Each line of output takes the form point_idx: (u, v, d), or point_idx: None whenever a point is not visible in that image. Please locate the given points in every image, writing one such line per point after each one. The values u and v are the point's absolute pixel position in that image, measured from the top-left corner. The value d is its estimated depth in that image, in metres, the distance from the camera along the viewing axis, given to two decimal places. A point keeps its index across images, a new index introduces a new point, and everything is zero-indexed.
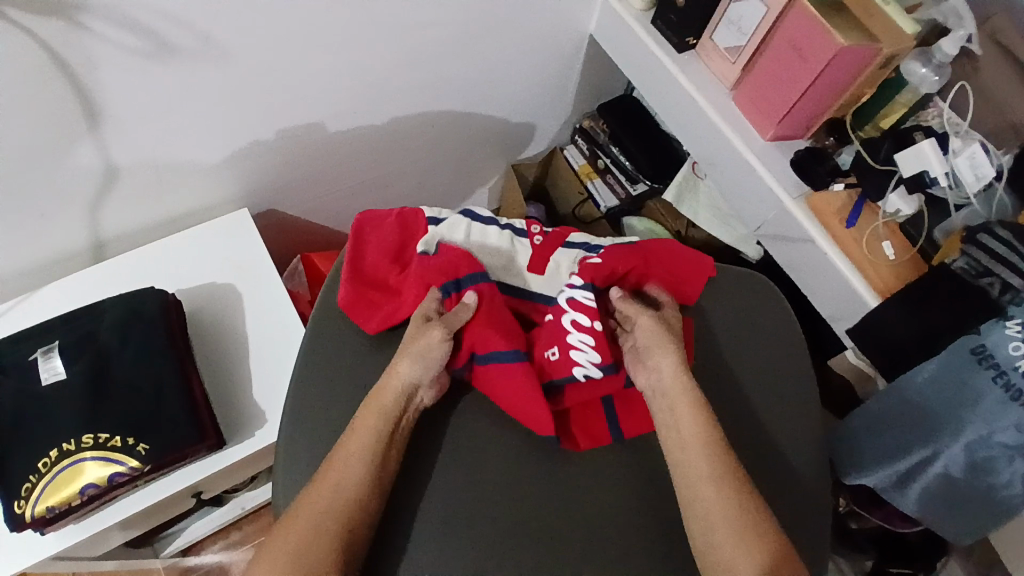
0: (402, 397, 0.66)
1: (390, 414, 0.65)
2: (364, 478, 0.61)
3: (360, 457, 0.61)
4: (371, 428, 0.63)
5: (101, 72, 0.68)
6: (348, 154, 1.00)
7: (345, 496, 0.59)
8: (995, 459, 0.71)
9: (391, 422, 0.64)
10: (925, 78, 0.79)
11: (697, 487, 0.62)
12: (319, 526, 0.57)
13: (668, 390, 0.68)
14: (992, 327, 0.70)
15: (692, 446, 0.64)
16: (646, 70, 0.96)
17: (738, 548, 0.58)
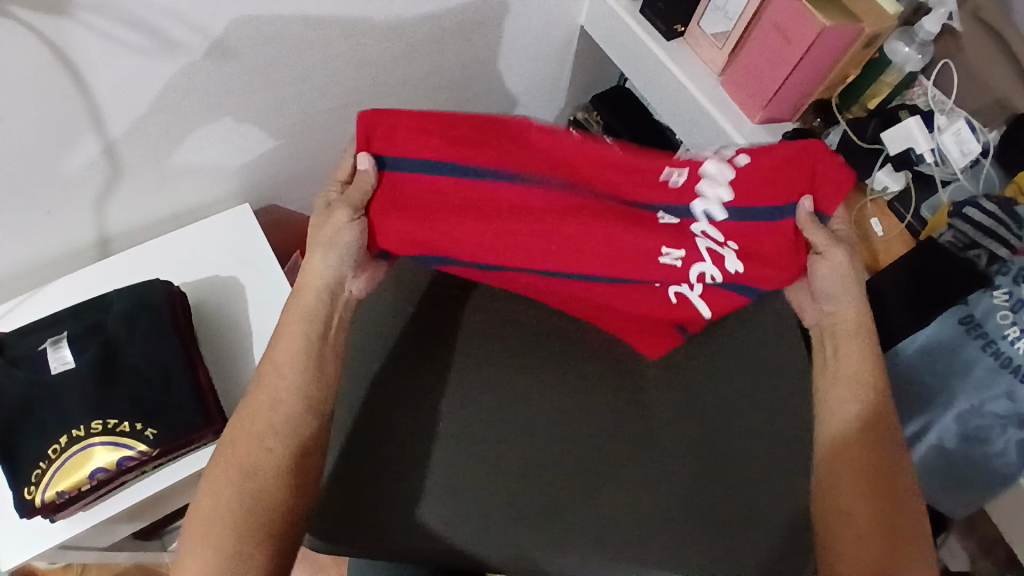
0: (324, 294, 0.68)
1: (313, 314, 0.68)
2: (298, 404, 0.64)
3: (294, 379, 0.64)
4: (301, 333, 0.66)
5: (105, 69, 0.70)
6: (347, 148, 1.03)
7: (283, 418, 0.63)
8: (988, 428, 0.73)
9: (319, 322, 0.68)
10: (910, 57, 0.81)
11: (836, 418, 0.66)
12: (254, 459, 0.61)
13: (839, 329, 0.70)
14: (980, 297, 0.73)
15: (844, 381, 0.68)
16: (636, 58, 0.98)
17: (865, 502, 0.61)
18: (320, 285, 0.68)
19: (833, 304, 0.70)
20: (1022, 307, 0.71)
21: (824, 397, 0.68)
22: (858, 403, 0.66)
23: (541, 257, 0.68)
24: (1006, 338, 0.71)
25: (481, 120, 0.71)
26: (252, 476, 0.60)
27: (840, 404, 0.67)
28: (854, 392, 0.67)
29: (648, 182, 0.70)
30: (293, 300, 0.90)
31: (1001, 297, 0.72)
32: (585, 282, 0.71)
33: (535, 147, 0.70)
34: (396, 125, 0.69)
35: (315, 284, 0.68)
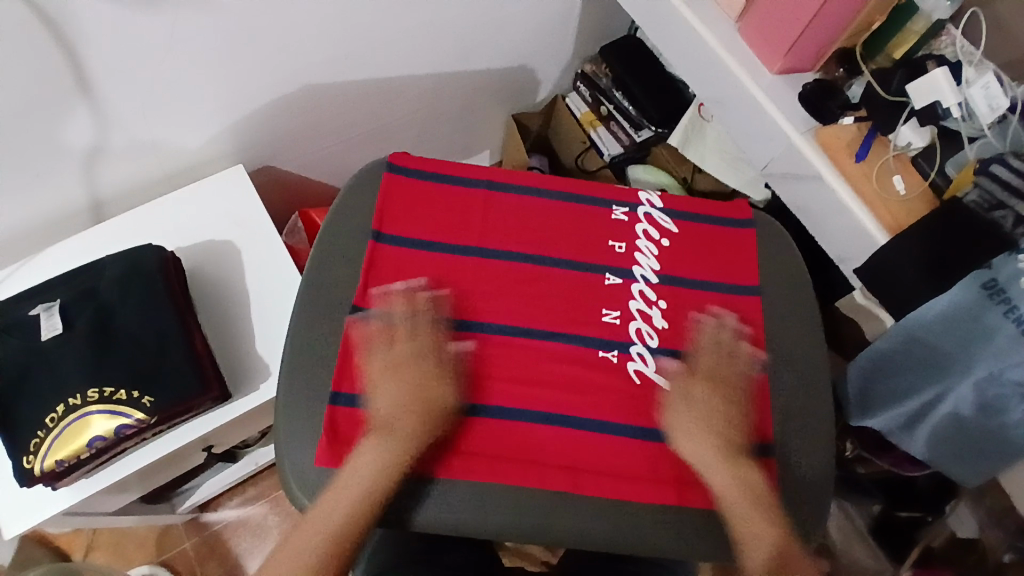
0: (434, 415, 0.68)
1: (400, 448, 0.65)
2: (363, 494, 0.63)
3: (365, 477, 0.64)
4: (383, 454, 0.65)
5: (84, 24, 0.66)
6: (344, 107, 0.99)
7: (345, 517, 0.62)
8: (1006, 398, 0.69)
9: (393, 455, 0.65)
10: (939, 4, 0.76)
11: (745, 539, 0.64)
12: (389, 471, 0.64)
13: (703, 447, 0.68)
14: (1005, 260, 0.69)
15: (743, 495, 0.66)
16: (648, 4, 0.93)
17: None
18: (439, 407, 0.68)
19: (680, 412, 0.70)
20: None
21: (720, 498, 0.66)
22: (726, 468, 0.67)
23: (510, 379, 0.71)
24: None
25: (479, 206, 0.79)
26: (371, 498, 0.64)
27: (729, 491, 0.66)
28: (699, 432, 0.69)
29: (594, 293, 0.76)
30: (291, 266, 0.88)
31: None
32: (524, 346, 0.73)
33: (510, 314, 0.74)
34: (399, 266, 0.75)
35: (438, 403, 0.68)
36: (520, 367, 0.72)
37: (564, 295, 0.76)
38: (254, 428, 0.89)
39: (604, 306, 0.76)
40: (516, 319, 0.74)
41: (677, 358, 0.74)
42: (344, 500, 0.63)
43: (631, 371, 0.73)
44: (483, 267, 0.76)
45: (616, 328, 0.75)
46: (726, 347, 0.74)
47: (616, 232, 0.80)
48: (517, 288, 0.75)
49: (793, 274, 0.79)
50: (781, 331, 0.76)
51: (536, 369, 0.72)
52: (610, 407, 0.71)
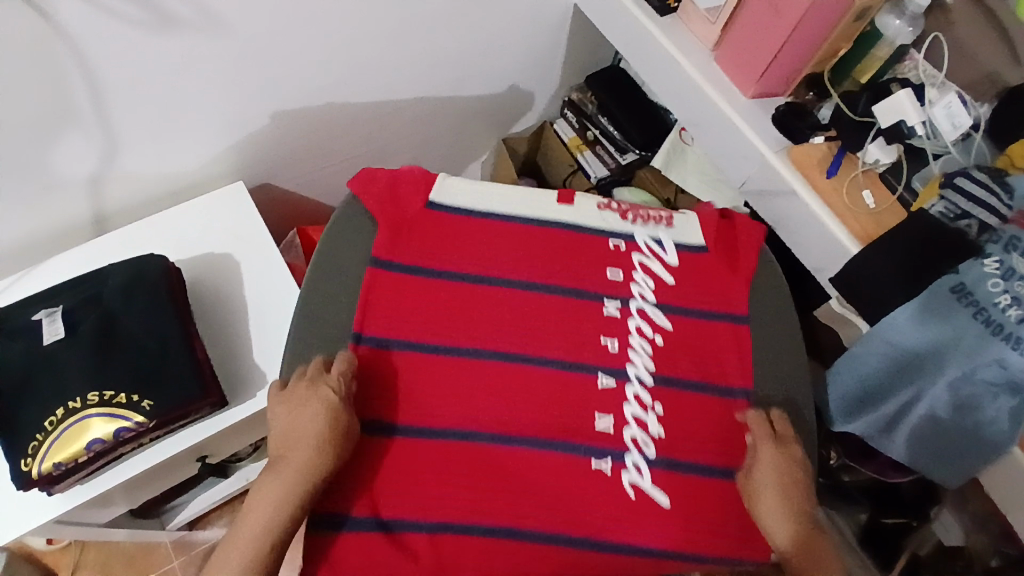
0: (325, 446, 0.66)
1: (308, 470, 0.65)
2: (279, 512, 0.63)
3: (276, 499, 0.64)
4: (292, 477, 0.65)
5: (101, 44, 0.70)
6: (341, 129, 1.03)
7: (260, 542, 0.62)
8: (980, 397, 0.73)
9: (304, 484, 0.65)
10: (902, 30, 0.82)
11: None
12: (304, 481, 0.65)
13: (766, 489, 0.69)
14: (971, 265, 0.72)
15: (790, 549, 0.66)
16: (630, 34, 0.98)
17: None
18: (325, 432, 0.66)
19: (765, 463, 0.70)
20: (1013, 275, 0.70)
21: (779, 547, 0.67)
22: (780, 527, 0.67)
23: (508, 405, 0.74)
24: (997, 305, 0.70)
25: (479, 231, 0.83)
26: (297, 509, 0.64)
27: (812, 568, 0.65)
28: (773, 500, 0.68)
29: (592, 321, 0.80)
30: (289, 277, 0.90)
31: (992, 265, 0.71)
32: (524, 372, 0.76)
33: (511, 343, 0.77)
34: (397, 286, 0.78)
35: (320, 428, 0.66)
36: (521, 391, 0.75)
37: (562, 323, 0.79)
38: (248, 438, 0.90)
39: (602, 333, 0.79)
40: (517, 347, 0.77)
41: (667, 385, 0.78)
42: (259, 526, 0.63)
43: (626, 394, 0.76)
44: (485, 295, 0.80)
45: (613, 353, 0.78)
46: (718, 376, 0.78)
47: (612, 261, 0.84)
48: (518, 317, 0.79)
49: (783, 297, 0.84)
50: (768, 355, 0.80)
51: (536, 394, 0.75)
52: (602, 433, 0.75)
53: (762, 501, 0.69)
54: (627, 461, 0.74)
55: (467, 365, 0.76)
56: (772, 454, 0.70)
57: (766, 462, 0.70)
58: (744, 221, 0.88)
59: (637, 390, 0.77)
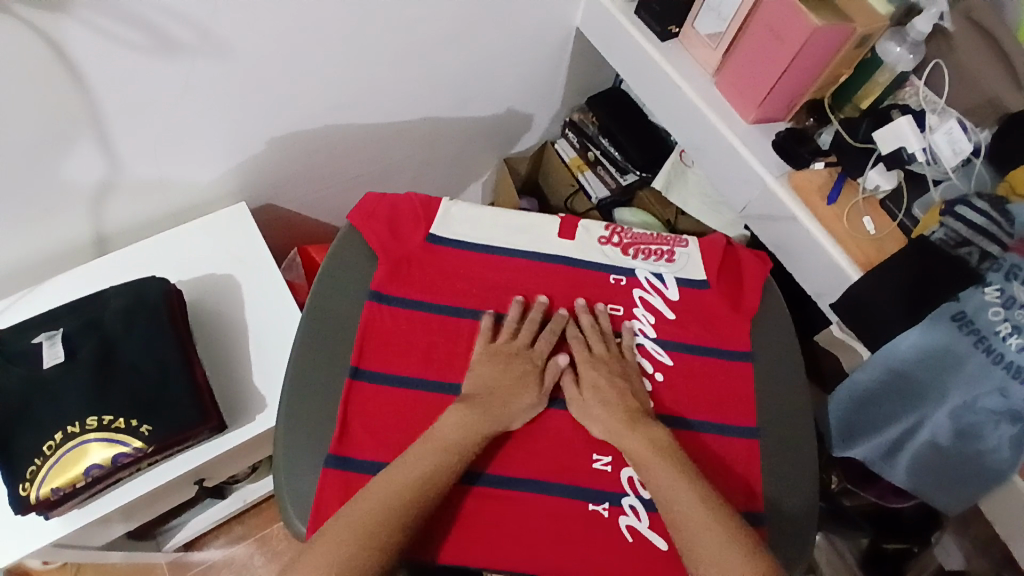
0: (509, 410, 0.72)
1: (500, 419, 0.71)
2: (438, 452, 0.67)
3: (452, 440, 0.68)
4: (458, 419, 0.70)
5: (104, 67, 0.70)
6: (343, 150, 1.03)
7: (422, 483, 0.65)
8: (981, 424, 0.72)
9: (479, 433, 0.70)
10: (902, 57, 0.82)
11: (673, 488, 0.66)
12: (483, 428, 0.70)
13: (605, 415, 0.73)
14: (971, 294, 0.73)
15: (650, 462, 0.69)
16: (631, 58, 0.99)
17: (725, 551, 0.61)
18: (508, 403, 0.73)
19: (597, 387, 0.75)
20: (1013, 304, 0.70)
21: (641, 458, 0.69)
22: (638, 439, 0.70)
23: (505, 442, 0.73)
24: (998, 334, 0.70)
25: (481, 267, 0.83)
26: (456, 456, 0.68)
27: (664, 481, 0.67)
28: (608, 417, 0.72)
29: (591, 355, 0.79)
30: (290, 301, 0.90)
31: (992, 294, 0.71)
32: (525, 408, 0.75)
33: None
34: (394, 322, 0.78)
35: (505, 401, 0.73)
36: (519, 429, 0.74)
37: (562, 359, 0.78)
38: (248, 461, 0.89)
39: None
40: (516, 383, 0.76)
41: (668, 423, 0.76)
42: (427, 473, 0.66)
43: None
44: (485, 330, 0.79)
45: None
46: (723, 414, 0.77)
47: (615, 297, 0.84)
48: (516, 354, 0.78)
49: (789, 331, 0.83)
50: (773, 390, 0.79)
51: (535, 433, 0.74)
52: (599, 473, 0.73)
53: (613, 425, 0.72)
54: (625, 504, 0.71)
55: None
56: (599, 378, 0.76)
57: (597, 389, 0.75)
58: (749, 256, 0.87)
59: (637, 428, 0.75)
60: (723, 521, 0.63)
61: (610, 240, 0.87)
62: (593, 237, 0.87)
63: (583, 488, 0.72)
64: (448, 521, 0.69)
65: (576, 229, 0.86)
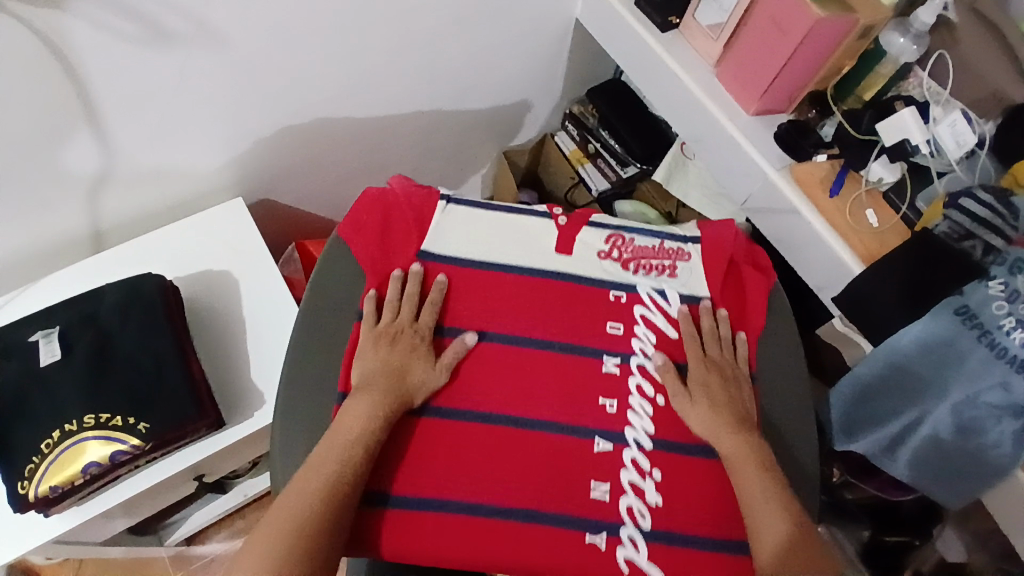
0: (406, 382, 0.73)
1: (396, 393, 0.71)
2: (364, 429, 0.68)
3: (365, 412, 0.69)
4: (370, 390, 0.70)
5: (97, 61, 0.70)
6: (341, 143, 1.02)
7: (339, 462, 0.65)
8: (983, 419, 0.72)
9: (383, 408, 0.70)
10: (906, 48, 0.81)
11: (751, 483, 0.68)
12: (386, 408, 0.70)
13: (716, 434, 0.72)
14: (975, 287, 0.72)
15: (749, 466, 0.69)
16: (631, 49, 0.98)
17: (775, 517, 0.66)
18: (408, 376, 0.73)
19: (707, 416, 0.73)
20: (1017, 297, 0.69)
21: (738, 462, 0.70)
22: (739, 447, 0.70)
23: (500, 471, 0.72)
24: (1002, 328, 0.69)
25: (479, 285, 0.81)
26: (367, 440, 0.67)
27: (750, 488, 0.68)
28: (711, 416, 0.73)
29: (591, 377, 0.78)
30: (287, 297, 0.89)
31: (997, 287, 0.70)
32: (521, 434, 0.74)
33: (507, 404, 0.75)
34: None
35: (404, 373, 0.73)
36: (515, 456, 0.72)
37: (561, 383, 0.77)
38: (247, 456, 0.89)
39: (602, 394, 0.77)
40: (511, 408, 0.75)
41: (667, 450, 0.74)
42: (346, 446, 0.66)
43: (625, 459, 0.73)
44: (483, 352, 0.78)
45: (614, 414, 0.76)
46: None
47: (615, 315, 0.81)
48: (513, 377, 0.77)
49: (790, 326, 0.83)
50: (775, 384, 0.79)
51: (532, 460, 0.73)
52: (597, 502, 0.71)
53: (724, 443, 0.71)
54: (624, 534, 0.70)
55: (461, 428, 0.73)
56: (706, 404, 0.73)
57: (702, 412, 0.73)
58: (751, 271, 0.84)
59: (637, 455, 0.74)
60: (781, 494, 0.67)
61: (610, 254, 0.85)
62: (592, 250, 0.85)
63: (578, 518, 0.70)
64: (445, 536, 0.68)
65: (574, 242, 0.85)
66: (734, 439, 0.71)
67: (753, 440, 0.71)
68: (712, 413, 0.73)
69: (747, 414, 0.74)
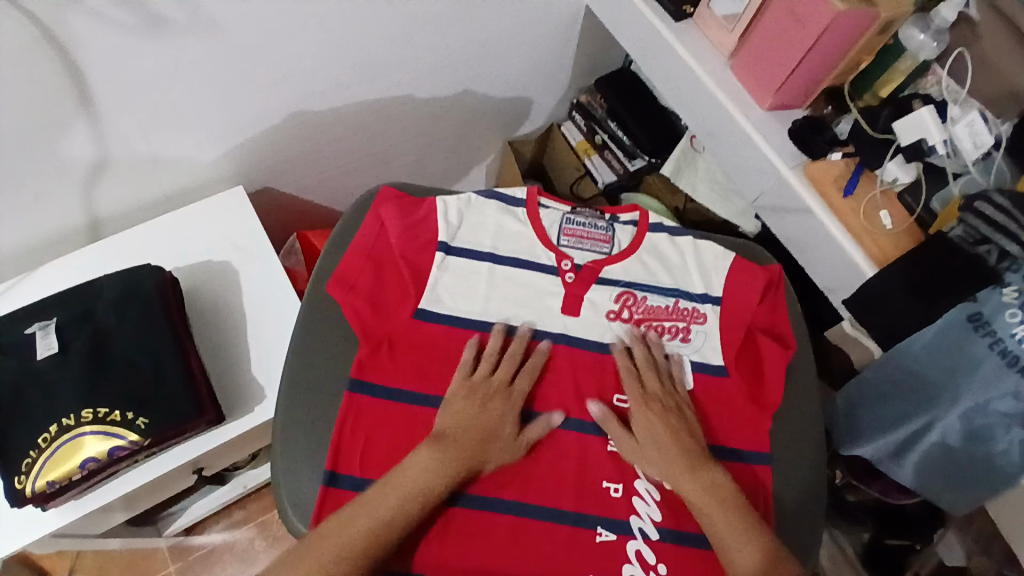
0: (488, 440, 0.69)
1: (469, 455, 0.68)
2: (436, 465, 0.66)
3: (434, 465, 0.66)
4: (462, 432, 0.69)
5: (93, 48, 0.67)
6: (345, 132, 1.00)
7: (396, 509, 0.64)
8: (993, 426, 0.71)
9: (455, 473, 0.66)
10: (925, 44, 0.78)
11: (711, 513, 0.66)
12: (453, 472, 0.66)
13: (670, 470, 0.69)
14: (989, 293, 0.70)
15: (683, 477, 0.68)
16: (642, 40, 0.95)
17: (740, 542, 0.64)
18: (485, 434, 0.69)
19: (655, 444, 0.70)
20: None
21: (704, 500, 0.67)
22: (683, 468, 0.68)
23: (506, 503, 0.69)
24: (1015, 336, 0.68)
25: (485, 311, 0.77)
26: (421, 505, 0.65)
27: (706, 507, 0.66)
28: (674, 455, 0.70)
29: (599, 412, 0.74)
30: (289, 289, 0.88)
31: (1011, 294, 0.69)
32: (528, 466, 0.71)
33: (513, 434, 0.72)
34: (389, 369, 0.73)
35: (484, 434, 0.69)
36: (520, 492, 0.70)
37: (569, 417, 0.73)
38: (247, 449, 0.88)
39: (610, 428, 0.73)
40: (518, 439, 0.72)
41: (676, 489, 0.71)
42: (406, 486, 0.65)
43: (637, 466, 0.72)
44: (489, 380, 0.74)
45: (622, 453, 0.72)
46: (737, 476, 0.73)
47: (622, 378, 0.76)
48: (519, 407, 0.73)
49: (799, 328, 0.82)
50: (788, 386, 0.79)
51: (538, 493, 0.70)
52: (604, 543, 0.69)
53: (683, 488, 0.68)
54: (634, 529, 0.69)
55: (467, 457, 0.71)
56: (654, 440, 0.70)
57: (644, 435, 0.71)
58: (768, 342, 0.78)
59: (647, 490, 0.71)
60: (744, 530, 0.65)
61: (620, 314, 0.78)
62: (599, 312, 0.78)
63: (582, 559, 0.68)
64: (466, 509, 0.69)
65: (580, 304, 0.78)
66: (693, 481, 0.68)
67: (692, 453, 0.70)
68: (658, 435, 0.70)
69: (692, 443, 0.71)
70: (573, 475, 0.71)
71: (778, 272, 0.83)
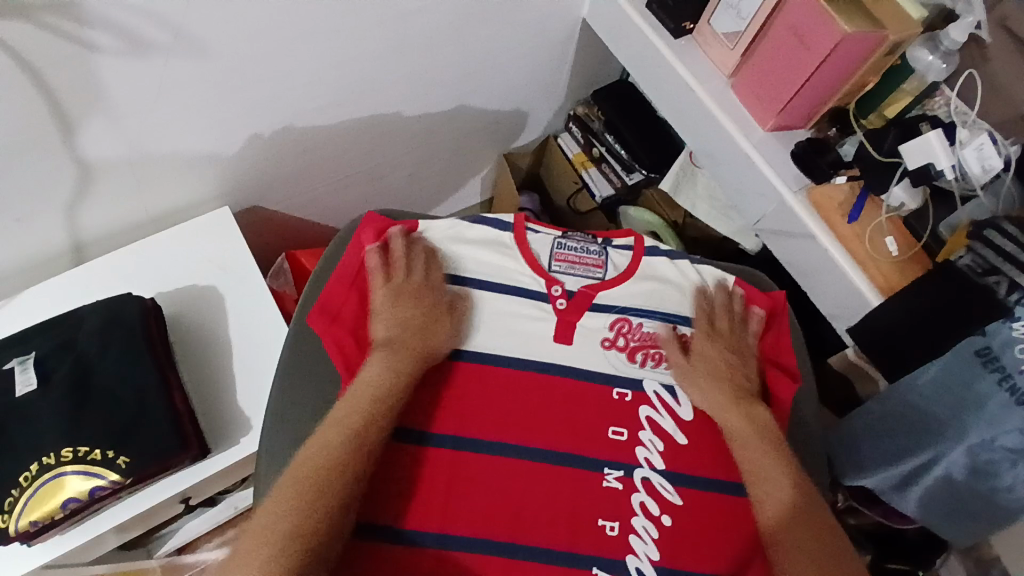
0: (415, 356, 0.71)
1: (387, 381, 0.70)
2: (367, 398, 0.68)
3: (363, 391, 0.68)
4: (381, 358, 0.71)
5: (70, 74, 0.65)
6: (336, 149, 0.98)
7: (328, 451, 0.64)
8: (998, 462, 0.68)
9: (389, 388, 0.69)
10: (931, 65, 0.75)
11: (762, 459, 0.69)
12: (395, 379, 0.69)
13: (721, 409, 0.72)
14: (998, 327, 0.66)
15: (744, 428, 0.71)
16: (640, 56, 0.92)
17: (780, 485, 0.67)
18: (415, 350, 0.71)
19: (708, 380, 0.74)
20: None
21: (744, 441, 0.70)
22: (736, 414, 0.72)
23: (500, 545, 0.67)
24: None
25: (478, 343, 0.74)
26: (370, 424, 0.66)
27: (751, 454, 0.69)
28: (718, 389, 0.73)
29: (594, 448, 0.71)
30: (277, 316, 0.86)
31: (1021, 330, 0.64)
32: (521, 505, 0.68)
33: (506, 473, 0.69)
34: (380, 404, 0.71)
35: (412, 347, 0.71)
36: (514, 532, 0.67)
37: (563, 454, 0.71)
38: (238, 475, 0.85)
39: (606, 465, 0.71)
40: (511, 478, 0.69)
41: (675, 528, 0.69)
42: (352, 416, 0.67)
43: (635, 503, 0.69)
44: (482, 418, 0.71)
45: (619, 493, 0.70)
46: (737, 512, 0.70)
47: (617, 411, 0.73)
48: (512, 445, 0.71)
49: (802, 356, 0.81)
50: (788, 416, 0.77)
51: (532, 533, 0.68)
52: None
53: (725, 415, 0.72)
54: (631, 569, 0.67)
55: (462, 496, 0.68)
56: (708, 375, 0.74)
57: (700, 369, 0.75)
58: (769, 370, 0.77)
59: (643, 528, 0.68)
60: (782, 470, 0.68)
61: (615, 342, 0.75)
62: (593, 341, 0.75)
63: None
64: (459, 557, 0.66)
65: (573, 330, 0.75)
66: (743, 419, 0.71)
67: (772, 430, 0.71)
68: (711, 372, 0.74)
69: (746, 383, 0.75)
70: (569, 515, 0.69)
71: (781, 300, 0.82)
